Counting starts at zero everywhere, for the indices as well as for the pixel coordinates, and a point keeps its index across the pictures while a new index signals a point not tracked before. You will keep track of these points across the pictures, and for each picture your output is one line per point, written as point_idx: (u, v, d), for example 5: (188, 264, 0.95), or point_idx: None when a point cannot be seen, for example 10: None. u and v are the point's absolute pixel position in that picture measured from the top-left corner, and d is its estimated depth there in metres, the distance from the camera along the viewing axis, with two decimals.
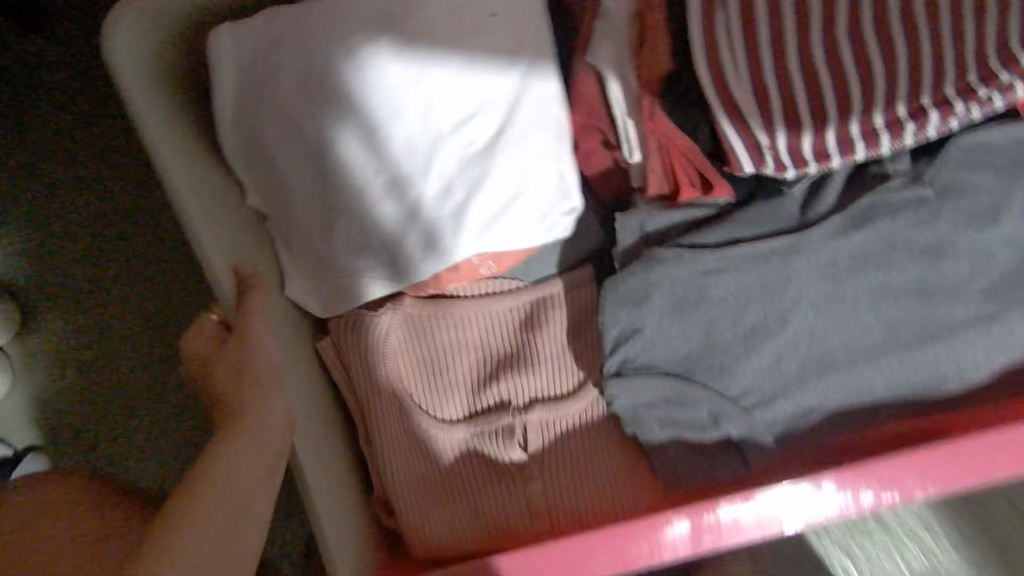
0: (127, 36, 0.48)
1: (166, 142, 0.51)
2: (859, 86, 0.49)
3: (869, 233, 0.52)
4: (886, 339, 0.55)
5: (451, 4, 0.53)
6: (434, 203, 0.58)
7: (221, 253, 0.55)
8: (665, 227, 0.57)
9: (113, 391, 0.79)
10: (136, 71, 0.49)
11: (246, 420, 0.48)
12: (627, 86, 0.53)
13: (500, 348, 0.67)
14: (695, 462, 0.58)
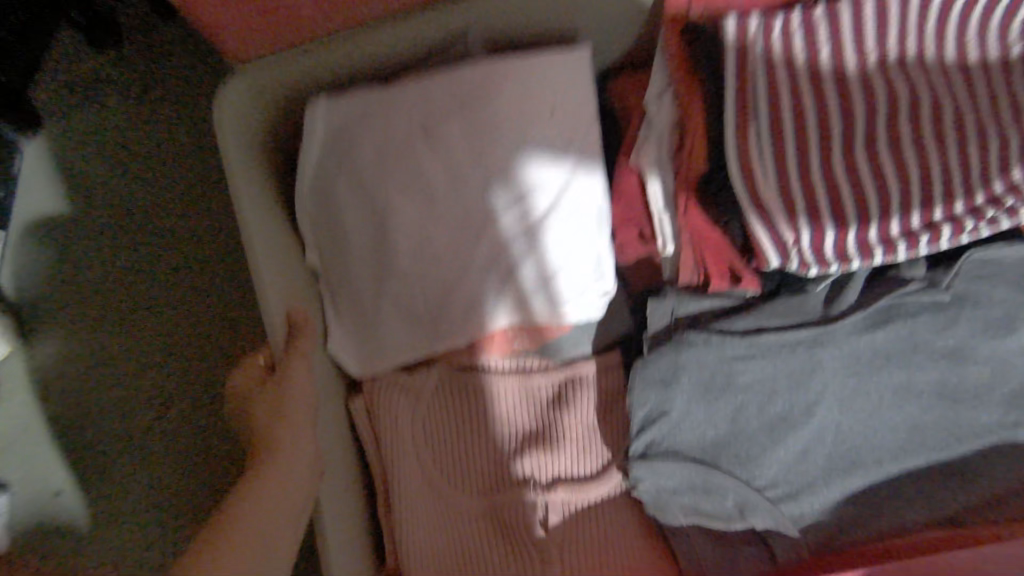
0: (233, 98, 0.56)
1: (251, 195, 0.59)
2: (879, 199, 0.53)
3: (890, 333, 0.56)
4: (912, 439, 0.57)
5: (514, 96, 0.60)
6: (480, 273, 0.63)
7: (279, 299, 0.60)
8: (695, 314, 0.60)
9: (149, 429, 0.81)
10: (236, 132, 0.57)
11: (276, 460, 0.52)
12: (665, 183, 0.59)
13: (524, 423, 0.67)
14: (719, 554, 0.58)
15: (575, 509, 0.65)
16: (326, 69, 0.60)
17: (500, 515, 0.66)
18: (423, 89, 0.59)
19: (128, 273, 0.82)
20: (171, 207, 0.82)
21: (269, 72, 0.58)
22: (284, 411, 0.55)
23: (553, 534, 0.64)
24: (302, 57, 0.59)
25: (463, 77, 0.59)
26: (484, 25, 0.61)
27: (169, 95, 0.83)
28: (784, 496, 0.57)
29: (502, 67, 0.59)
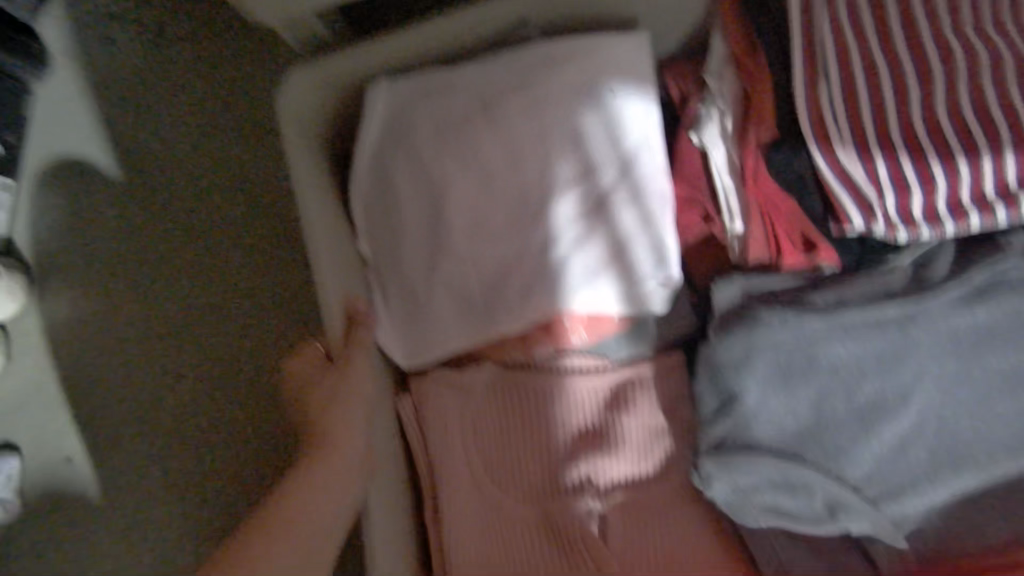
0: (298, 86, 0.57)
1: (307, 178, 0.59)
2: (977, 155, 0.49)
3: (990, 310, 0.52)
4: (1021, 428, 0.52)
5: (574, 76, 0.58)
6: (537, 256, 0.60)
7: (336, 285, 0.58)
8: (769, 294, 0.56)
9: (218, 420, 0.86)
10: (297, 120, 0.58)
11: (328, 449, 0.51)
12: (731, 154, 0.56)
13: (578, 426, 0.62)
14: (810, 559, 0.52)
15: (639, 516, 0.60)
16: (386, 57, 0.60)
17: (557, 526, 0.60)
18: (484, 69, 0.59)
19: (198, 276, 0.86)
20: (227, 202, 0.86)
21: (330, 61, 0.58)
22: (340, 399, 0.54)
23: (616, 550, 0.59)
24: (362, 45, 0.59)
25: (524, 57, 0.58)
26: (542, 9, 0.61)
27: (232, 101, 0.85)
28: (881, 490, 0.52)
29: (562, 50, 0.58)
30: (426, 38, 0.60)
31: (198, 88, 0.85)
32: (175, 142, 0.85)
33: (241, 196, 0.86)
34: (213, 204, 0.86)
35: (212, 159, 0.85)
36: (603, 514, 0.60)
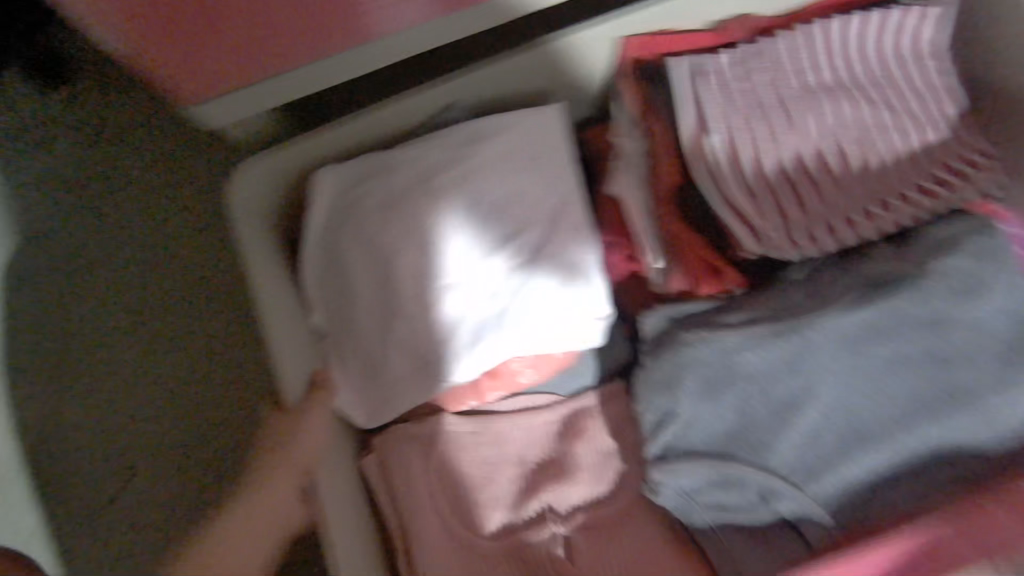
0: (249, 177, 0.64)
1: (268, 260, 0.65)
2: (833, 189, 0.63)
3: (871, 310, 0.59)
4: (914, 407, 0.59)
5: (499, 149, 0.67)
6: (480, 307, 0.65)
7: (293, 358, 0.63)
8: (690, 318, 0.64)
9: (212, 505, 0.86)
10: (250, 210, 0.65)
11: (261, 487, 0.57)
12: (643, 201, 0.65)
13: (536, 461, 0.67)
14: (749, 543, 0.60)
15: (600, 537, 0.64)
16: (331, 146, 0.67)
17: (528, 556, 0.63)
18: (421, 147, 0.66)
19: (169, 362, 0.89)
20: (173, 284, 0.91)
21: (278, 154, 0.65)
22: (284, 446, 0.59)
23: (584, 570, 0.62)
24: (308, 137, 0.66)
25: (455, 136, 0.67)
26: (469, 92, 0.69)
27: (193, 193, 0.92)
28: (805, 479, 0.59)
29: (487, 129, 0.67)
30: (370, 126, 0.68)
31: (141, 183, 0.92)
32: (123, 235, 0.92)
33: (188, 276, 0.91)
34: (158, 287, 0.91)
35: (155, 245, 0.92)
36: (567, 539, 0.64)
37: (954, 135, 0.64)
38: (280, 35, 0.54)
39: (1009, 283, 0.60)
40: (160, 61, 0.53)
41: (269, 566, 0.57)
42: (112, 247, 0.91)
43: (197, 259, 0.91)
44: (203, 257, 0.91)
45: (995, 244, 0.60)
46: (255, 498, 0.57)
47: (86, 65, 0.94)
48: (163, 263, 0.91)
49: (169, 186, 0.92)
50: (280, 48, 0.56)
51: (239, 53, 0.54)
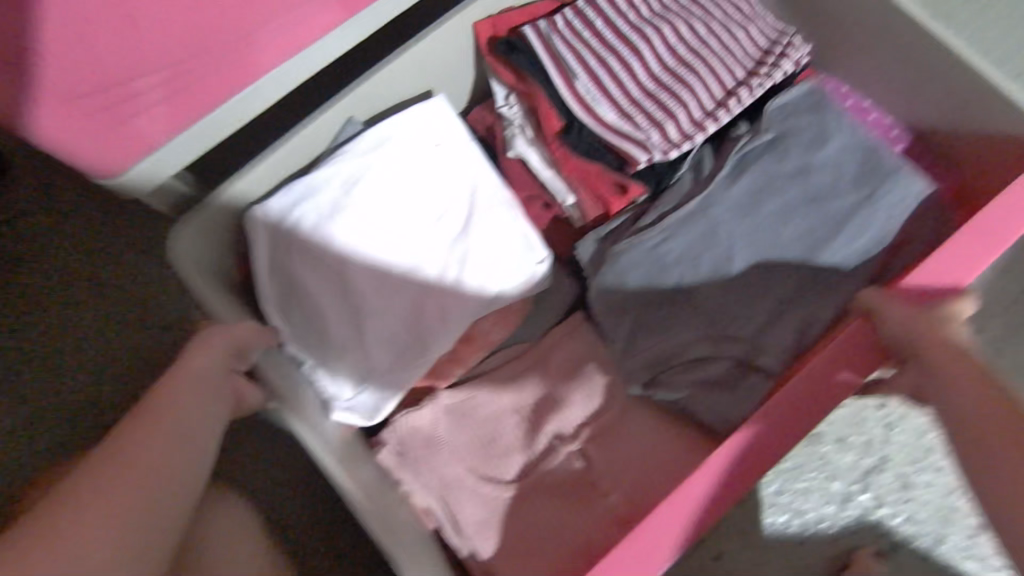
0: (185, 241, 0.65)
1: (219, 303, 0.65)
2: (687, 89, 0.72)
3: (751, 176, 0.71)
4: (813, 237, 0.70)
5: (407, 146, 0.73)
6: (436, 283, 0.72)
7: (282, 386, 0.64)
8: (613, 234, 0.74)
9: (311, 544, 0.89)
10: (195, 266, 0.65)
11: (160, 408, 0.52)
12: (540, 154, 0.75)
13: (531, 401, 0.73)
14: (731, 398, 0.65)
15: (607, 441, 0.70)
16: (256, 188, 0.71)
17: (553, 480, 0.69)
18: (334, 163, 0.71)
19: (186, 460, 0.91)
20: (127, 370, 0.92)
21: (204, 209, 0.67)
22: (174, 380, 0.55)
23: (602, 472, 0.68)
24: (231, 185, 0.69)
25: (362, 144, 0.71)
26: (359, 105, 0.73)
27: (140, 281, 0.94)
28: (758, 326, 0.68)
29: (389, 130, 0.72)
30: (274, 165, 0.71)
31: (68, 289, 0.94)
32: (65, 343, 0.93)
33: (137, 358, 0.92)
34: (111, 378, 0.92)
35: (97, 341, 0.93)
36: (582, 453, 0.70)
37: (765, 21, 0.75)
38: (195, 97, 0.62)
39: (845, 122, 0.73)
40: (104, 154, 0.59)
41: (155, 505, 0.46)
42: (55, 357, 0.93)
43: (142, 339, 0.93)
44: (147, 337, 0.93)
45: (822, 97, 0.74)
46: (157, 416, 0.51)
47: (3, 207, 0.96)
48: (110, 354, 0.92)
49: (99, 282, 0.94)
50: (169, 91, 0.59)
51: (129, 100, 0.57)
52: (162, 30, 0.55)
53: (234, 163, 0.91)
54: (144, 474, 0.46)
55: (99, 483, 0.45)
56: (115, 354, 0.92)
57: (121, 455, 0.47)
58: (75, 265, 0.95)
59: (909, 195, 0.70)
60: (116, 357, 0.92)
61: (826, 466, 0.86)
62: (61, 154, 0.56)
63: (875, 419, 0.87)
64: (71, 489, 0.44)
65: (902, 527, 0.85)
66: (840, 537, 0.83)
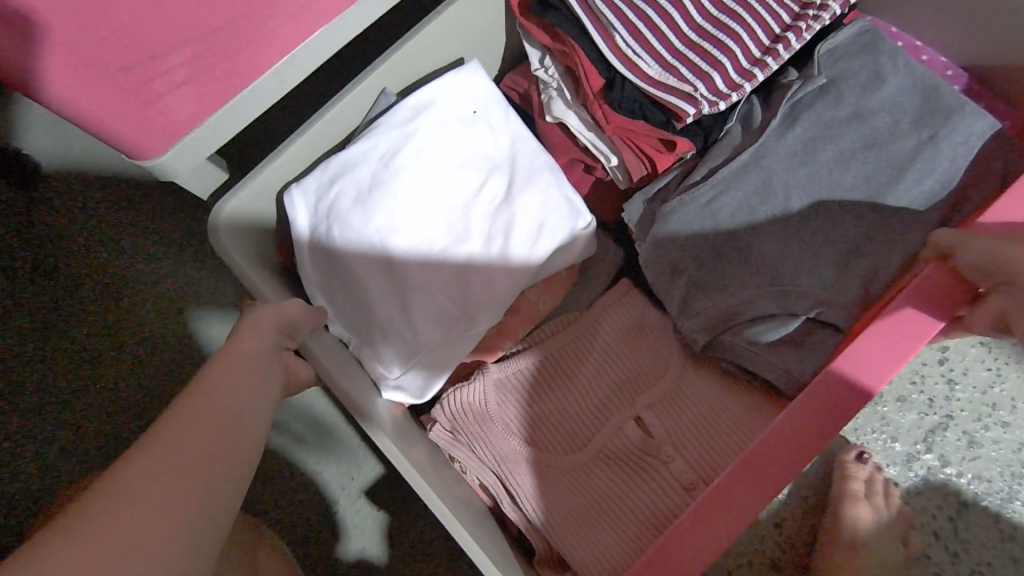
0: (225, 220, 0.62)
1: (263, 283, 0.63)
2: (732, 38, 0.68)
3: (804, 125, 0.69)
4: (873, 184, 0.67)
5: (444, 115, 0.71)
6: (482, 253, 0.70)
7: (331, 363, 0.63)
8: (661, 194, 0.72)
9: (363, 522, 0.90)
10: (238, 249, 0.63)
11: (210, 380, 0.48)
12: (581, 115, 0.73)
13: (584, 370, 0.70)
14: (796, 355, 0.63)
15: (666, 407, 0.68)
16: (295, 166, 0.69)
17: (609, 450, 0.67)
18: (370, 135, 0.69)
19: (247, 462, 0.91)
20: (166, 365, 0.92)
21: (248, 187, 0.64)
22: (223, 353, 0.52)
23: (665, 441, 0.66)
24: (270, 162, 0.66)
25: (398, 115, 0.69)
26: (394, 77, 0.71)
27: (182, 274, 0.94)
28: (823, 280, 0.65)
29: (426, 99, 0.70)
30: (308, 140, 0.67)
31: (97, 286, 0.94)
32: (96, 340, 0.92)
33: (175, 352, 0.92)
34: (148, 373, 0.92)
35: (130, 336, 0.93)
36: (639, 420, 0.68)
37: None
38: (225, 73, 0.60)
39: (897, 64, 0.70)
40: (132, 135, 0.57)
41: (214, 478, 0.42)
42: (87, 355, 0.92)
43: (177, 334, 0.93)
44: (181, 333, 0.93)
45: (872, 40, 0.71)
46: (207, 390, 0.47)
47: (44, 214, 0.95)
48: (143, 350, 0.92)
49: (129, 277, 0.94)
50: (202, 66, 0.57)
51: (160, 72, 0.55)
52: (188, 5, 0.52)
53: (262, 145, 0.90)
54: (199, 449, 0.43)
55: (141, 474, 0.40)
56: (150, 349, 0.92)
57: (176, 430, 0.43)
58: (102, 261, 0.94)
59: (972, 134, 0.67)
60: (150, 353, 0.92)
61: (887, 426, 0.83)
62: (96, 126, 0.55)
63: (937, 375, 0.84)
64: (114, 481, 0.39)
65: (970, 486, 0.81)
66: (908, 500, 0.81)
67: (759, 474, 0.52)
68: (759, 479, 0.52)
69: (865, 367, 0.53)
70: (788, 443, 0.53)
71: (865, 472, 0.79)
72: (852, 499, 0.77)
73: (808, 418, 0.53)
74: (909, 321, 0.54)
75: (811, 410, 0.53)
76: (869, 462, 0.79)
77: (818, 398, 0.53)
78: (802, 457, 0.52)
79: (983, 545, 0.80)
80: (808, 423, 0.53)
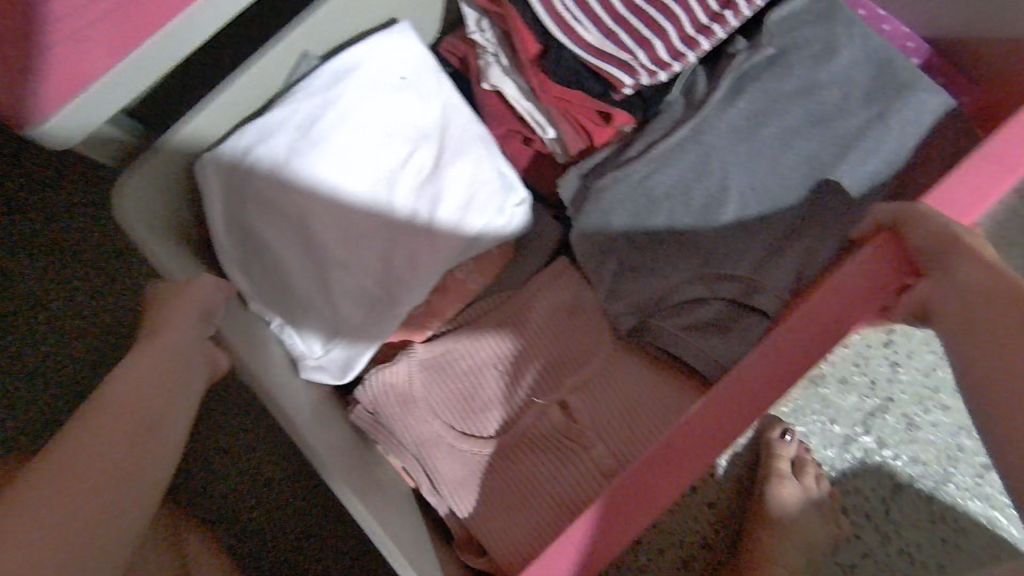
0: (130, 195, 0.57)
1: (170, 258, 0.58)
2: (679, 1, 0.62)
3: (748, 98, 0.65)
4: (814, 166, 0.64)
5: (371, 80, 0.67)
6: (408, 229, 0.67)
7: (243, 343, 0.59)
8: (598, 167, 0.69)
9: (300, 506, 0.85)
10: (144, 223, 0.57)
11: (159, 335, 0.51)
12: (517, 82, 0.69)
13: (512, 353, 0.68)
14: (722, 343, 0.62)
15: (593, 392, 0.66)
16: (210, 135, 0.64)
17: (533, 435, 0.66)
18: (287, 102, 0.64)
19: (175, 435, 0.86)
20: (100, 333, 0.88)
21: (153, 161, 0.59)
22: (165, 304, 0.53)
23: (589, 428, 0.65)
24: (178, 130, 0.61)
25: (319, 81, 0.65)
26: (315, 38, 0.66)
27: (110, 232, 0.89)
28: (754, 265, 0.63)
29: (350, 63, 0.66)
30: (222, 107, 0.63)
31: (26, 255, 0.89)
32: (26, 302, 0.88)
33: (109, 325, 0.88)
34: (78, 337, 0.88)
35: (58, 299, 0.88)
36: (565, 404, 0.66)
37: None
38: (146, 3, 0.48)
39: (851, 32, 0.66)
40: (7, 65, 0.46)
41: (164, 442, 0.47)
42: (18, 318, 0.88)
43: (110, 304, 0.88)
44: (114, 303, 0.88)
45: (828, 7, 0.67)
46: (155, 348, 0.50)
47: None
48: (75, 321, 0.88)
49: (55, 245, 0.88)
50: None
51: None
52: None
53: (184, 102, 0.84)
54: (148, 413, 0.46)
55: (98, 436, 0.43)
56: (80, 317, 0.88)
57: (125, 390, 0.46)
58: (29, 228, 0.89)
59: (923, 111, 0.64)
60: (81, 321, 0.88)
61: (828, 408, 0.82)
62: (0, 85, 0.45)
63: (881, 357, 0.83)
64: (73, 441, 0.42)
65: (905, 468, 0.81)
66: (842, 481, 0.81)
67: (672, 465, 0.51)
68: (672, 471, 0.51)
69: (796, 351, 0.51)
70: (705, 429, 0.51)
71: (789, 450, 0.79)
72: (778, 478, 0.77)
73: (723, 406, 0.51)
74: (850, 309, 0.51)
75: (729, 396, 0.51)
76: (793, 440, 0.79)
77: (742, 385, 0.51)
78: (716, 443, 0.51)
79: (914, 526, 0.80)
80: (729, 407, 0.51)
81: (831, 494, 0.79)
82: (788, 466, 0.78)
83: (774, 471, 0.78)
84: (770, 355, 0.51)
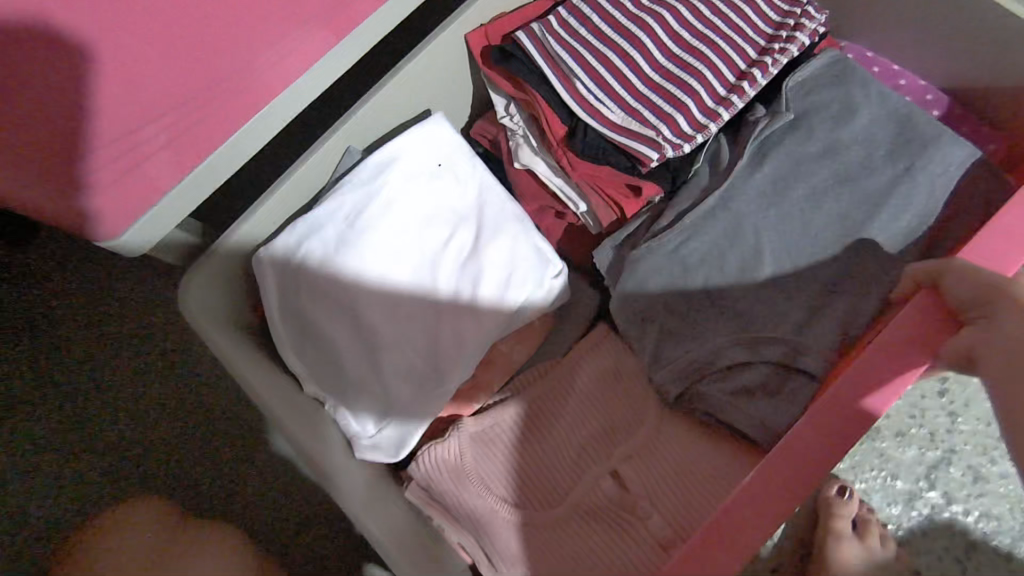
0: (195, 296, 0.61)
1: (234, 350, 0.62)
2: (694, 77, 0.67)
3: (773, 162, 0.67)
4: (846, 223, 0.66)
5: (411, 170, 0.71)
6: (451, 307, 0.69)
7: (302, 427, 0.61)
8: (631, 238, 0.70)
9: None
10: (208, 317, 0.61)
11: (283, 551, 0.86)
12: (548, 161, 0.72)
13: (560, 422, 0.69)
14: (773, 403, 0.61)
15: (643, 459, 0.66)
16: (263, 231, 0.69)
17: (587, 506, 0.65)
18: (335, 195, 0.69)
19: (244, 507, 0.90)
20: (170, 413, 0.94)
21: (208, 264, 0.63)
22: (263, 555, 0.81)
23: (642, 496, 0.64)
24: (235, 231, 0.66)
25: (363, 174, 0.69)
26: (358, 135, 0.71)
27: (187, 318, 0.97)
28: (797, 325, 0.63)
29: (391, 154, 0.70)
30: (276, 205, 0.68)
31: (98, 344, 0.96)
32: (106, 385, 0.95)
33: (171, 410, 0.94)
34: (153, 416, 0.94)
35: (135, 381, 0.95)
36: (616, 474, 0.66)
37: None
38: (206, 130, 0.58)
39: (868, 93, 0.69)
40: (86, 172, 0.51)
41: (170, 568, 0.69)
42: (98, 400, 0.95)
43: (170, 391, 0.94)
44: (187, 380, 0.94)
45: (843, 69, 0.70)
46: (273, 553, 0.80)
47: (60, 266, 0.99)
48: (137, 411, 0.94)
49: (127, 333, 0.96)
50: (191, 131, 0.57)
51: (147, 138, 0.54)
52: (157, 62, 0.57)
53: (243, 199, 0.92)
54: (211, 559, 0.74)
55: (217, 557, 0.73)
56: (157, 397, 0.94)
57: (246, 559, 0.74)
58: (103, 321, 0.97)
59: (951, 163, 0.66)
60: (158, 400, 0.94)
61: (887, 463, 0.80)
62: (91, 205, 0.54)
63: (938, 407, 0.81)
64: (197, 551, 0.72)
65: (977, 524, 0.78)
66: (910, 540, 0.78)
67: (731, 529, 0.48)
68: (734, 537, 0.48)
69: (849, 415, 0.50)
70: (765, 496, 0.49)
71: (848, 507, 0.75)
72: (838, 540, 0.73)
73: (781, 469, 0.49)
74: (901, 369, 0.50)
75: (787, 459, 0.49)
76: (854, 497, 0.76)
77: (799, 453, 0.50)
78: (773, 509, 0.49)
79: None
80: (786, 473, 0.49)
81: (899, 556, 0.76)
82: (849, 526, 0.74)
83: (833, 531, 0.74)
84: (821, 419, 0.50)
